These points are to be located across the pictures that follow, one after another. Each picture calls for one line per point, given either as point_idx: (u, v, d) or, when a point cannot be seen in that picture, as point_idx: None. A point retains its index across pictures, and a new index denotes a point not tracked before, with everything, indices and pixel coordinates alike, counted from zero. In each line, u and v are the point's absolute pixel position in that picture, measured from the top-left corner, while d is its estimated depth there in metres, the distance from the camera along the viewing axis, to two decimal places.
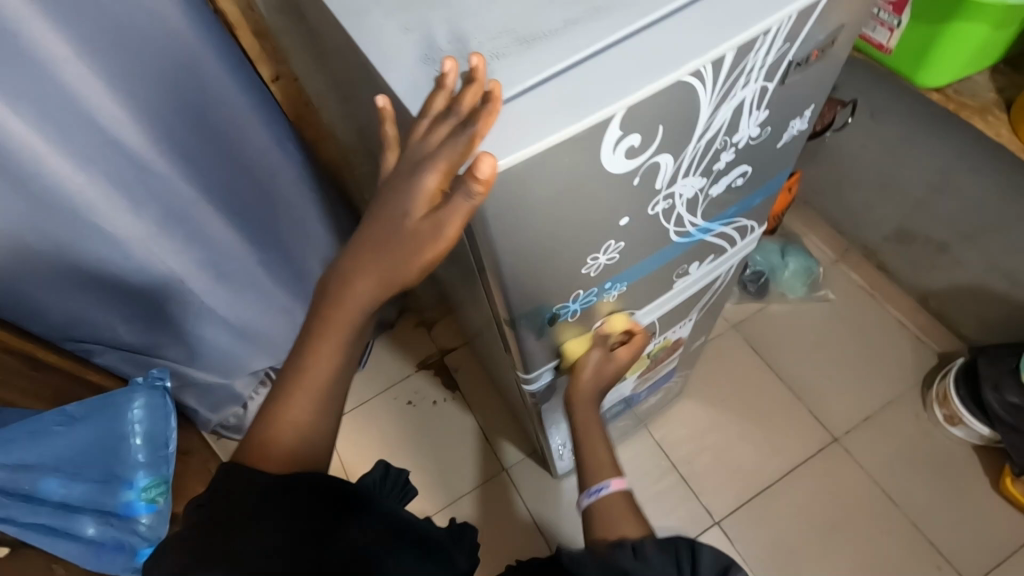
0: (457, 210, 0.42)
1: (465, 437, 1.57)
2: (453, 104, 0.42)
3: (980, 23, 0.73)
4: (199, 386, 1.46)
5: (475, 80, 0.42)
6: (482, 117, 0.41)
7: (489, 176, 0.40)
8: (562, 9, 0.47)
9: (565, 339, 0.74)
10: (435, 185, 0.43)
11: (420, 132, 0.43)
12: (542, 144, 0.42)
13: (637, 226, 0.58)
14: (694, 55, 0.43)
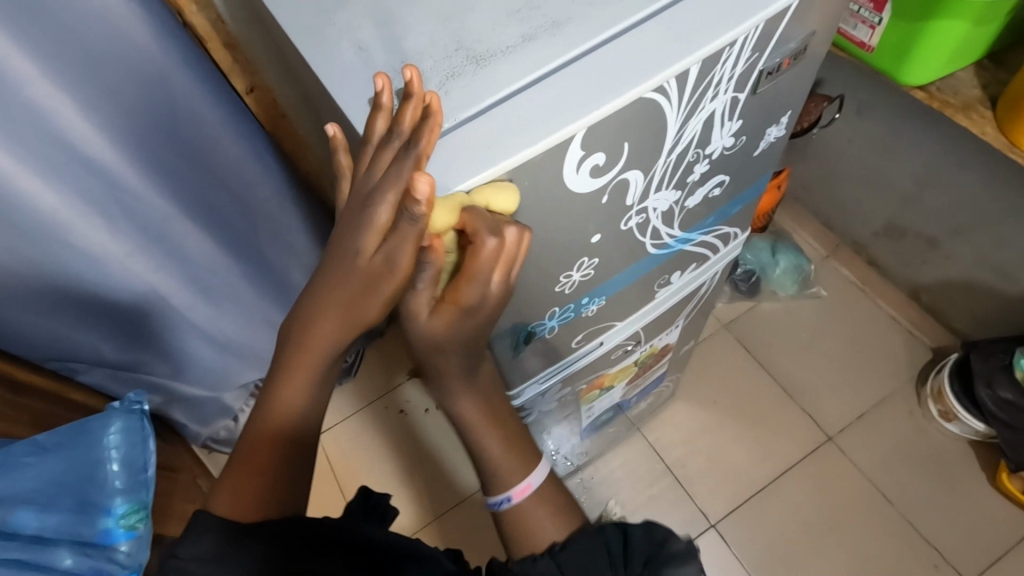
0: (407, 237, 0.39)
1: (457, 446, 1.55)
2: (392, 127, 0.41)
3: (960, 20, 0.72)
4: (186, 401, 1.44)
5: (410, 97, 0.40)
6: (422, 136, 0.40)
7: (428, 194, 0.37)
8: (519, 23, 0.45)
9: (547, 353, 0.72)
10: (385, 217, 0.41)
11: (367, 162, 0.42)
12: (500, 169, 0.41)
13: (610, 242, 0.56)
14: (657, 70, 0.42)
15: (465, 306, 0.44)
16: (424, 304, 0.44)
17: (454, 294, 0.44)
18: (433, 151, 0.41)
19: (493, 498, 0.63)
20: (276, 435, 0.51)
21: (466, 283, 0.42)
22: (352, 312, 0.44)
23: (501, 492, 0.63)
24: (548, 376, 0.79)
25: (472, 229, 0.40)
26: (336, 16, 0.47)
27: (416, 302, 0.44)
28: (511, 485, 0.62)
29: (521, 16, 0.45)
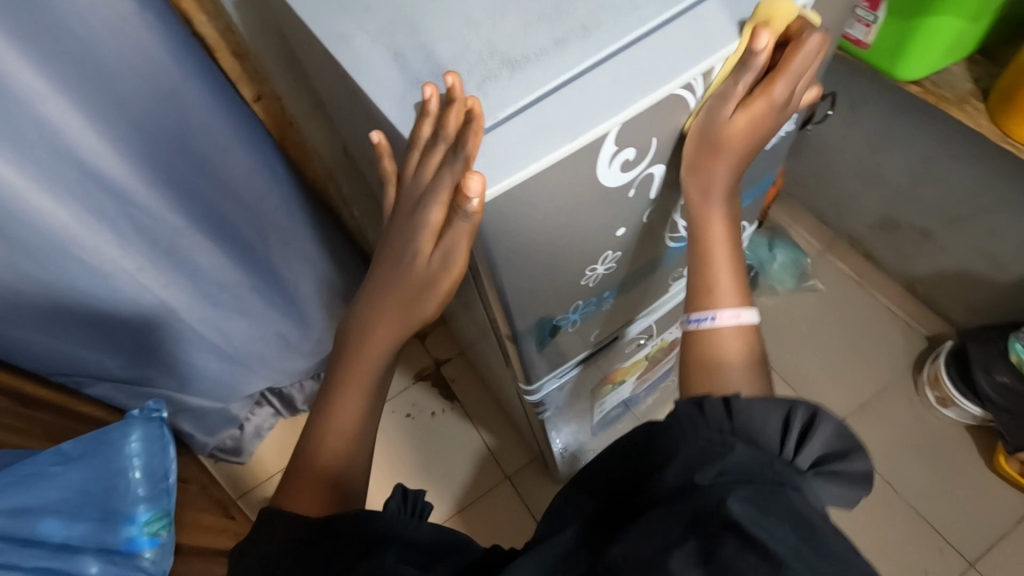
0: (461, 233, 0.44)
1: (465, 448, 1.56)
2: (438, 130, 0.43)
3: (953, 18, 0.75)
4: (193, 413, 1.45)
5: (455, 97, 0.42)
6: (466, 141, 0.42)
7: (479, 193, 0.41)
8: (549, 27, 0.46)
9: (566, 348, 0.74)
10: (440, 217, 0.46)
11: (418, 165, 0.45)
12: (539, 166, 0.43)
13: (631, 235, 0.60)
14: (685, 69, 0.44)
15: (776, 100, 0.49)
16: (734, 105, 0.49)
17: (766, 92, 0.48)
18: (478, 152, 0.43)
19: (693, 316, 0.58)
20: (336, 432, 0.56)
21: (782, 79, 0.48)
22: (416, 299, 0.51)
23: (706, 310, 0.58)
24: (565, 370, 0.80)
25: (795, 30, 0.47)
26: (370, 23, 0.48)
27: (728, 102, 0.48)
28: (720, 305, 0.58)
29: (549, 19, 0.46)
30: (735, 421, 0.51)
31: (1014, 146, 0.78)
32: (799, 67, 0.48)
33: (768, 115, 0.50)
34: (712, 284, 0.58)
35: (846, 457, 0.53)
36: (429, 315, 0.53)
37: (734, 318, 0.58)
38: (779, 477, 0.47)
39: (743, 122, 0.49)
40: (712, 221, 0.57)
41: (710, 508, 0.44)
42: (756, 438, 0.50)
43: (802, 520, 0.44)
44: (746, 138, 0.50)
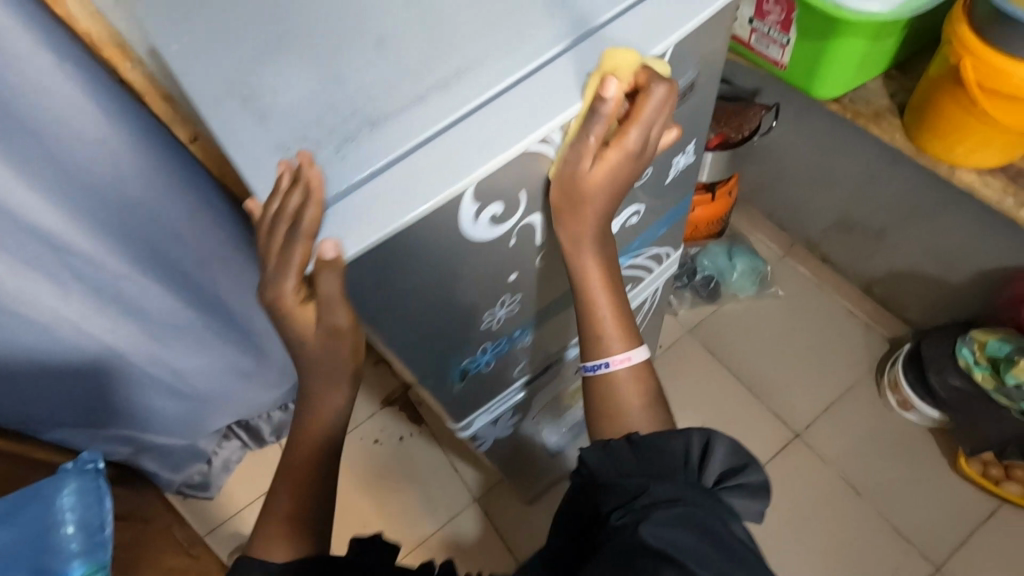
0: (329, 294, 0.44)
1: (426, 476, 1.55)
2: (277, 208, 0.42)
3: (858, 37, 0.75)
4: (158, 450, 1.45)
5: (291, 172, 0.42)
6: (306, 212, 0.42)
7: (340, 253, 0.41)
8: (411, 84, 0.46)
9: (488, 383, 0.73)
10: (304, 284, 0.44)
11: (264, 243, 0.44)
12: (394, 230, 0.43)
13: (529, 277, 0.60)
14: (540, 124, 0.44)
15: (630, 149, 0.49)
16: (590, 157, 0.49)
17: (621, 143, 0.49)
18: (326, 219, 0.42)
19: (589, 363, 0.65)
20: None
21: (634, 129, 0.48)
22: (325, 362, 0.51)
23: (600, 357, 0.64)
24: (494, 403, 0.80)
25: (640, 84, 0.46)
26: (247, 82, 0.49)
27: (584, 154, 0.49)
28: (612, 351, 0.63)
29: (414, 75, 0.46)
30: (638, 457, 0.58)
31: (928, 161, 0.78)
32: (653, 115, 0.48)
33: (626, 162, 0.50)
34: (600, 329, 0.63)
35: (745, 471, 0.58)
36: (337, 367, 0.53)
37: (624, 362, 0.63)
38: (687, 496, 0.53)
39: (601, 171, 0.50)
40: (584, 259, 0.58)
41: (624, 534, 0.50)
42: (661, 466, 0.57)
43: (712, 531, 0.50)
44: (604, 187, 0.51)
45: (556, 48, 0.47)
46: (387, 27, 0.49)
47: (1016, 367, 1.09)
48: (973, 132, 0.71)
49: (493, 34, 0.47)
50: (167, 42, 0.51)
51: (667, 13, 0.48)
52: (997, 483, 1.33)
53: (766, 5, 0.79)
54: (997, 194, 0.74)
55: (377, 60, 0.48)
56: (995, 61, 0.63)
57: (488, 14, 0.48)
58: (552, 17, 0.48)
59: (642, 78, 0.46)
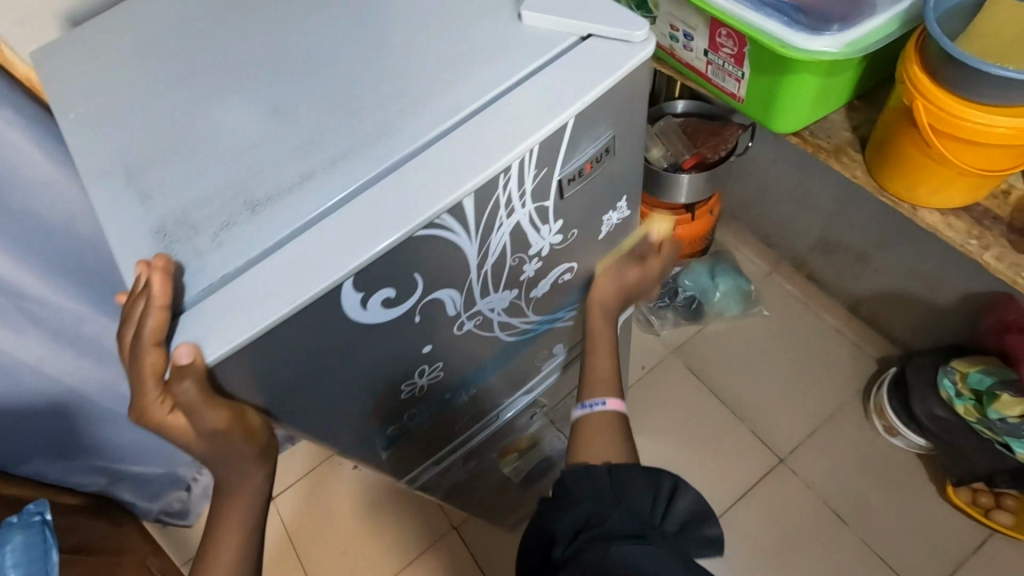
0: (187, 402, 0.39)
1: (376, 517, 1.30)
2: (127, 315, 0.38)
3: (812, 75, 0.71)
4: (137, 479, 1.27)
5: (140, 274, 0.38)
6: (151, 320, 0.37)
7: (191, 360, 0.37)
8: (299, 162, 0.44)
9: (422, 444, 0.69)
10: (157, 392, 0.39)
11: (123, 352, 0.40)
12: (253, 334, 0.37)
13: (448, 346, 0.54)
14: (425, 207, 0.40)
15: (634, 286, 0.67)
16: (635, 262, 0.66)
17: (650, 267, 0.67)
18: (177, 323, 0.38)
19: (585, 401, 0.65)
20: None
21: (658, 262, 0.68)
22: (229, 457, 0.45)
23: (596, 397, 0.65)
24: (445, 457, 0.76)
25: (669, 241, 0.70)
26: (138, 157, 0.47)
27: (630, 258, 0.65)
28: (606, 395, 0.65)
29: (304, 152, 0.44)
30: (615, 488, 0.54)
31: (890, 200, 0.74)
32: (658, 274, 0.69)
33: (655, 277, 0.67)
34: (595, 374, 0.67)
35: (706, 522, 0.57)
36: (238, 465, 0.46)
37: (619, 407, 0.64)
38: (658, 538, 0.49)
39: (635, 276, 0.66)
40: (601, 329, 0.67)
41: (599, 565, 0.46)
42: (639, 500, 0.54)
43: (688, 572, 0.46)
44: (634, 288, 0.67)
45: (447, 121, 0.44)
46: (285, 97, 0.47)
47: (999, 402, 1.04)
48: (933, 173, 0.68)
49: (388, 106, 0.45)
50: (70, 112, 0.51)
51: (572, 74, 0.44)
52: (987, 513, 1.21)
53: (720, 38, 0.74)
54: (961, 236, 0.70)
55: (270, 133, 0.46)
56: (949, 106, 0.60)
57: (386, 84, 0.46)
58: (451, 86, 0.45)
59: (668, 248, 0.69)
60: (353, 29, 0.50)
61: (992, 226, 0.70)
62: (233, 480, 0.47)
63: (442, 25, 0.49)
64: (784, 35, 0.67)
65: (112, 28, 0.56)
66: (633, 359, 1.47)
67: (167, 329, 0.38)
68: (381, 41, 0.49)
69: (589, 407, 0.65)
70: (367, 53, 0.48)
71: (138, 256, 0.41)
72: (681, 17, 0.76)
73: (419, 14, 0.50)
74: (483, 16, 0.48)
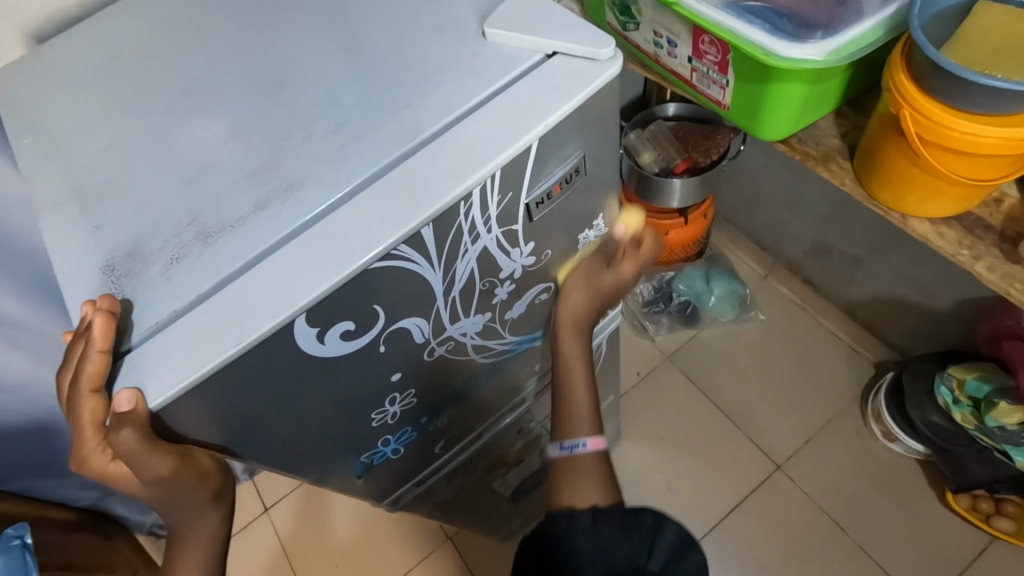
0: (125, 450, 0.37)
1: (372, 529, 1.28)
2: (69, 357, 0.37)
3: (797, 82, 0.69)
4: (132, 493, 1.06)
5: (84, 315, 0.37)
6: (89, 364, 0.36)
7: (130, 407, 0.35)
8: (252, 190, 0.42)
9: (399, 468, 0.66)
10: (97, 439, 0.37)
11: (64, 396, 0.38)
12: (197, 378, 0.36)
13: (420, 373, 0.52)
14: (381, 238, 0.38)
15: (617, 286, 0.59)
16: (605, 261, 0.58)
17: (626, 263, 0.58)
18: (120, 366, 0.37)
19: (566, 442, 0.60)
20: None
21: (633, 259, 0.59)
22: (178, 501, 0.43)
23: (577, 437, 0.60)
24: (428, 476, 0.74)
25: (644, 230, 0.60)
26: (89, 185, 0.45)
27: (600, 255, 0.58)
28: (588, 434, 0.60)
29: (255, 179, 0.42)
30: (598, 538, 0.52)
31: (879, 209, 0.72)
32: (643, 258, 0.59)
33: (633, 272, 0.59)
34: (572, 413, 0.61)
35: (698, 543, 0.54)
36: (192, 506, 0.44)
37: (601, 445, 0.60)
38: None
39: (611, 279, 0.58)
40: (569, 352, 0.62)
41: None
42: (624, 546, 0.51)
43: None
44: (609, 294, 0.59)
45: (402, 146, 0.42)
46: (239, 121, 0.46)
47: (996, 410, 1.05)
48: (921, 183, 0.65)
49: (342, 130, 0.44)
50: (25, 138, 0.50)
51: (535, 94, 0.43)
52: (987, 519, 1.18)
53: (703, 45, 0.72)
54: (952, 246, 0.68)
55: (222, 159, 0.44)
56: (936, 115, 0.58)
57: (341, 108, 0.45)
58: (412, 109, 0.44)
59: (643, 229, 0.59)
60: (312, 49, 0.49)
61: (984, 236, 0.67)
62: (191, 521, 0.46)
63: (403, 45, 0.47)
64: (767, 43, 0.65)
65: (71, 48, 0.54)
66: (627, 365, 1.45)
67: (107, 374, 0.37)
68: (338, 62, 0.47)
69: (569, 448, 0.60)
70: (324, 75, 0.47)
71: (84, 296, 0.40)
72: (664, 24, 0.74)
73: (381, 34, 0.48)
74: (445, 35, 0.47)
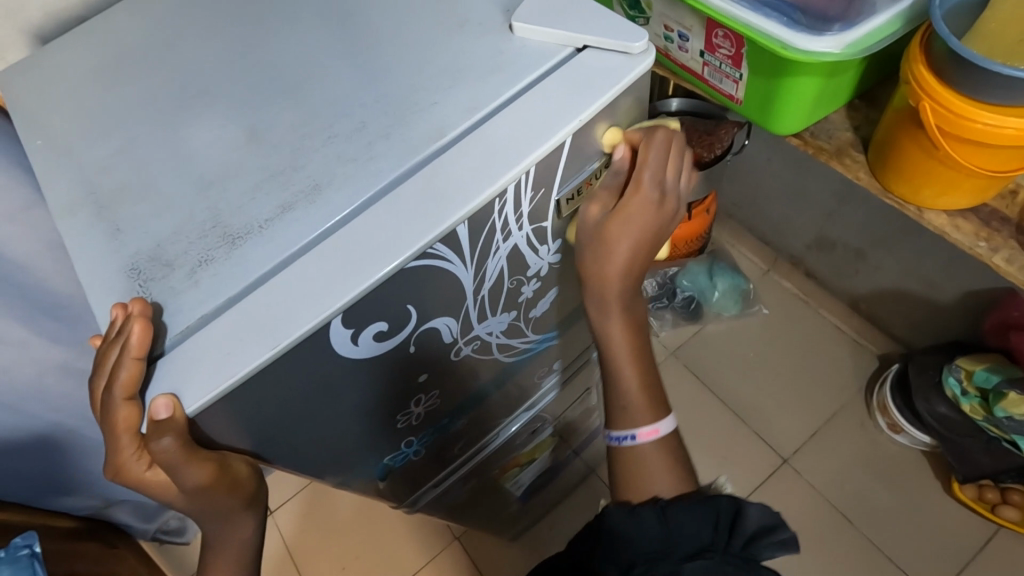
0: (162, 457, 0.36)
1: (376, 532, 1.27)
2: (101, 363, 0.36)
3: (814, 76, 0.68)
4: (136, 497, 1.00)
5: (116, 320, 0.36)
6: (123, 371, 0.35)
7: (166, 413, 0.34)
8: (279, 190, 0.41)
9: (415, 471, 0.66)
10: (132, 445, 0.36)
11: (95, 403, 0.37)
12: (233, 382, 0.35)
13: (444, 373, 0.52)
14: (416, 238, 0.38)
15: (641, 216, 0.46)
16: (606, 205, 0.47)
17: (635, 189, 0.46)
18: (153, 371, 0.36)
19: (615, 433, 0.55)
20: None
21: (641, 180, 0.46)
22: (211, 508, 0.42)
23: (627, 428, 0.55)
24: (446, 477, 0.73)
25: (639, 139, 0.46)
26: (109, 186, 0.44)
27: (598, 200, 0.46)
28: (640, 423, 0.54)
29: (280, 180, 0.42)
30: (668, 525, 0.46)
31: (895, 202, 0.72)
32: (655, 165, 0.46)
33: (646, 197, 0.46)
34: (627, 402, 0.54)
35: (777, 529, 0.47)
36: (224, 513, 0.43)
37: (652, 436, 0.54)
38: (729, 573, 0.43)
39: (618, 220, 0.46)
40: (609, 322, 0.52)
41: None
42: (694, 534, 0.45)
43: None
44: (627, 239, 0.47)
45: (431, 145, 0.41)
46: (259, 120, 0.45)
47: (1005, 400, 1.05)
48: (939, 176, 0.66)
49: (368, 129, 0.43)
50: (36, 140, 0.48)
51: (567, 89, 0.42)
52: (993, 508, 1.18)
53: (716, 39, 0.72)
54: (970, 238, 0.68)
55: (244, 160, 0.43)
56: (957, 107, 0.58)
57: (365, 107, 0.44)
58: (440, 106, 0.43)
59: (635, 137, 0.46)
60: (330, 46, 0.48)
61: (1000, 228, 0.68)
62: (218, 531, 0.45)
63: (423, 41, 0.46)
64: (785, 36, 0.64)
65: (77, 48, 0.53)
66: None
67: (142, 380, 0.36)
68: (357, 60, 0.46)
69: (619, 441, 0.55)
70: (344, 73, 0.46)
71: (113, 301, 0.39)
72: (675, 18, 0.74)
73: (400, 31, 0.47)
74: (468, 30, 0.46)
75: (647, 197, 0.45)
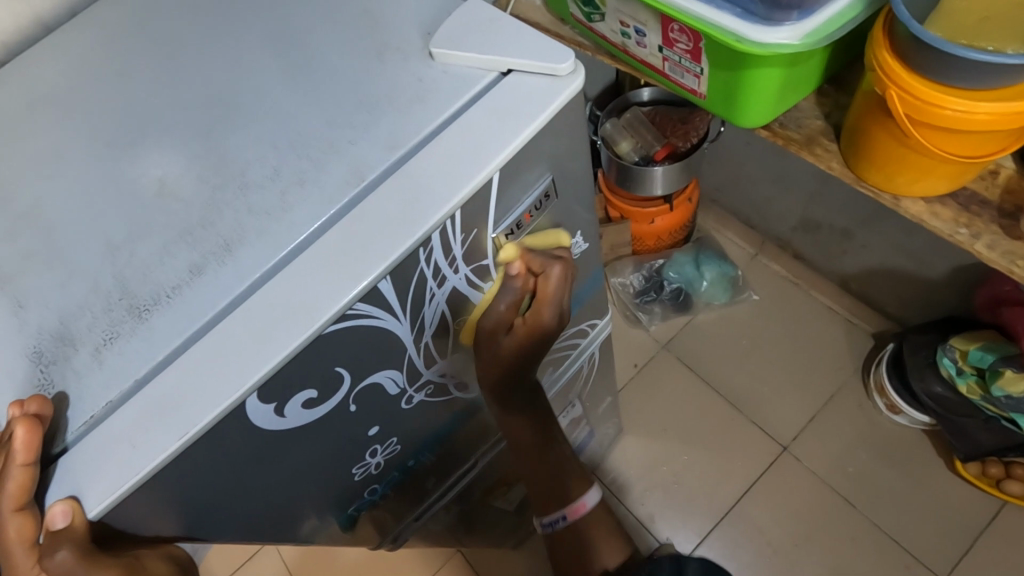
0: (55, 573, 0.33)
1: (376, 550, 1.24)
2: None
3: (774, 68, 0.64)
4: None
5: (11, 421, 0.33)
6: (10, 481, 0.32)
7: (62, 524, 0.32)
8: (189, 250, 0.38)
9: (387, 510, 0.62)
10: (30, 561, 0.33)
11: None
12: (139, 477, 0.32)
13: (399, 419, 0.49)
14: (333, 301, 0.35)
15: (540, 329, 0.47)
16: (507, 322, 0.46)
17: (533, 318, 0.46)
18: (47, 476, 0.33)
19: (548, 518, 0.65)
20: None
21: (538, 312, 0.46)
22: None
23: (558, 511, 0.65)
24: (425, 509, 0.70)
25: (537, 264, 0.44)
26: (9, 256, 0.41)
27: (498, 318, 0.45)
28: (566, 506, 0.65)
29: (191, 239, 0.38)
30: None
31: (870, 191, 0.68)
32: (557, 292, 0.45)
33: (544, 324, 0.46)
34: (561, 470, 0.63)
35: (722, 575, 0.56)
36: None
37: (581, 511, 0.65)
38: None
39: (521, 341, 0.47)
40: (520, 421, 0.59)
41: None
42: None
43: None
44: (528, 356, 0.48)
45: (351, 190, 0.38)
46: (172, 173, 0.41)
47: (1003, 378, 1.01)
48: (913, 165, 0.62)
49: (283, 177, 0.39)
50: None
51: (492, 120, 0.39)
52: (997, 484, 1.15)
53: (672, 33, 0.68)
54: (949, 226, 0.64)
55: (156, 220, 0.40)
56: (924, 94, 0.54)
57: (280, 152, 0.40)
58: (360, 144, 0.40)
59: (537, 264, 0.45)
60: (245, 83, 0.44)
61: (981, 212, 0.64)
62: None
63: (341, 73, 0.43)
64: (740, 28, 0.61)
65: None
66: (624, 358, 1.41)
67: (37, 487, 0.33)
68: (275, 96, 0.43)
69: (552, 524, 0.66)
70: (263, 112, 0.43)
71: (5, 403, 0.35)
72: (630, 13, 0.70)
73: (317, 62, 0.44)
74: (390, 58, 0.43)
75: (548, 325, 0.46)
